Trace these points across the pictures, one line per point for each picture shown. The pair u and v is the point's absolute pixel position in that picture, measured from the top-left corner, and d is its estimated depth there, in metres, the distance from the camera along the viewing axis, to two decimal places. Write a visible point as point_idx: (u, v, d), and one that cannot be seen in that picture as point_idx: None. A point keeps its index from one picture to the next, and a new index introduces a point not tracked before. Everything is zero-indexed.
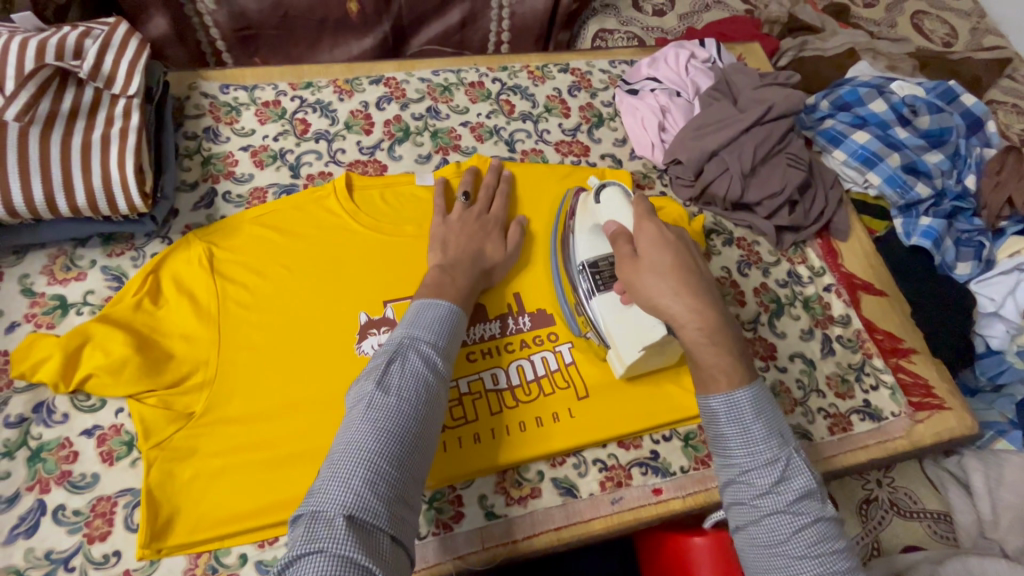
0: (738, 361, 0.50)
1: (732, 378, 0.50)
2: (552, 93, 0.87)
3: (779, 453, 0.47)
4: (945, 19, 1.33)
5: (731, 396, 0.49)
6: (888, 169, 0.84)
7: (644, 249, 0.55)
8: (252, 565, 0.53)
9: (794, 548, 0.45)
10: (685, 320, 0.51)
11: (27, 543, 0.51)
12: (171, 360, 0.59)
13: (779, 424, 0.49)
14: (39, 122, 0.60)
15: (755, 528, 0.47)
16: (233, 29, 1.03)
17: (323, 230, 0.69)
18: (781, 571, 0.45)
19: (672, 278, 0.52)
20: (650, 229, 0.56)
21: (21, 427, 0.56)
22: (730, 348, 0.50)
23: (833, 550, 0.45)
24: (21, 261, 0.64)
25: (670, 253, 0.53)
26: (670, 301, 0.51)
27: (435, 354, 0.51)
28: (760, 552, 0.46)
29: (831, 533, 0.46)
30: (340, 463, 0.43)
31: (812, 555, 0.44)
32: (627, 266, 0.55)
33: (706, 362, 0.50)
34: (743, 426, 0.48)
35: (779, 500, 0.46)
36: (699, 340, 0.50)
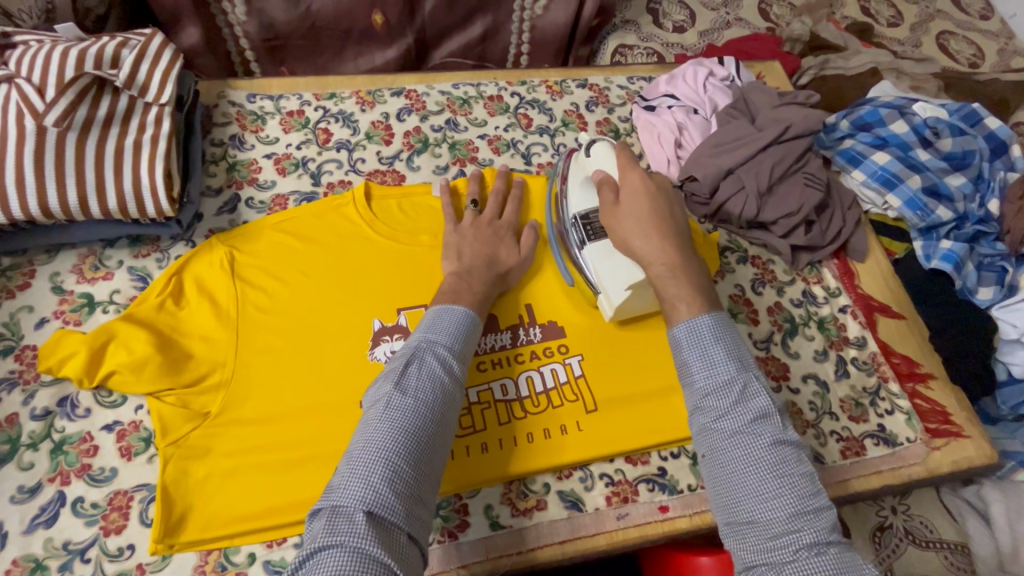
0: (699, 293, 0.55)
1: (691, 308, 0.54)
2: (570, 108, 0.88)
3: (738, 375, 0.49)
4: (972, 39, 1.32)
5: (688, 322, 0.52)
6: (909, 191, 0.83)
7: (625, 196, 0.61)
8: (259, 565, 0.54)
9: (754, 465, 0.45)
10: (652, 258, 0.57)
11: (46, 533, 0.53)
12: (191, 360, 0.60)
13: (741, 350, 0.51)
14: (76, 127, 0.62)
15: (720, 453, 0.47)
16: (262, 40, 1.06)
17: (340, 238, 0.70)
18: (743, 494, 0.45)
19: (646, 222, 0.58)
20: (634, 178, 0.61)
21: (45, 420, 0.58)
22: (691, 282, 0.55)
23: (794, 470, 0.45)
24: (53, 260, 0.67)
25: (646, 198, 0.60)
26: (641, 242, 0.58)
27: (452, 358, 0.52)
28: (724, 474, 0.46)
29: (793, 457, 0.46)
30: (360, 461, 0.44)
31: (774, 476, 0.44)
32: (608, 211, 0.62)
33: (668, 292, 0.55)
34: (704, 350, 0.51)
35: (739, 421, 0.47)
36: (663, 274, 0.56)
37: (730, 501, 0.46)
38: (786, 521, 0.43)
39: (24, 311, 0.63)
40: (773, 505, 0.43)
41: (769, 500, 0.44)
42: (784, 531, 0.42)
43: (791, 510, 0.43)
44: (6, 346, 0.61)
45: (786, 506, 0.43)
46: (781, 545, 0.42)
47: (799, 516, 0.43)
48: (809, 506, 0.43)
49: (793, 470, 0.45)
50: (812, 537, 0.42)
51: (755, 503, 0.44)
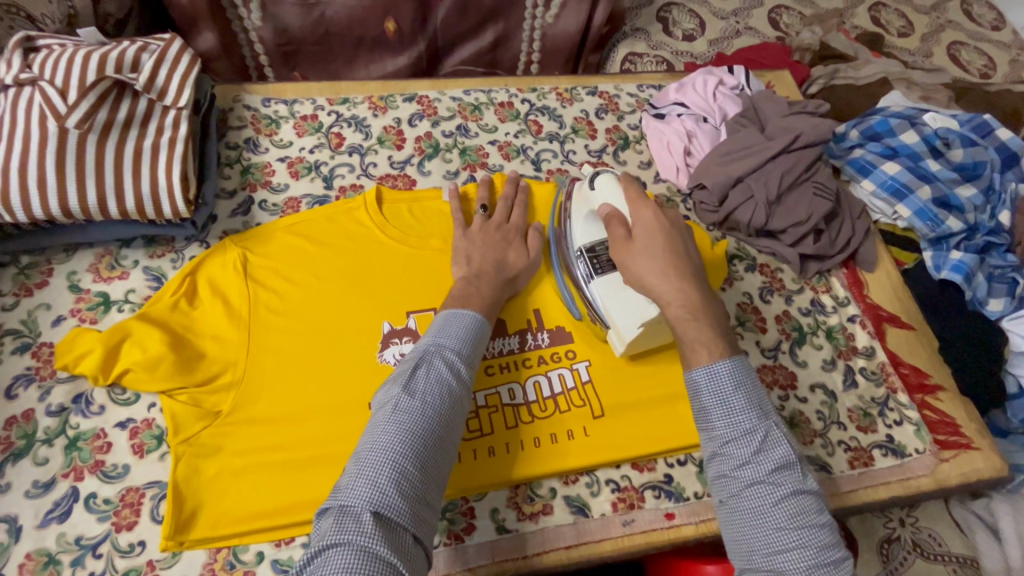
0: (719, 336, 0.54)
1: (712, 352, 0.53)
2: (579, 115, 0.89)
3: (759, 425, 0.49)
4: (983, 50, 1.33)
5: (708, 367, 0.52)
6: (918, 201, 0.83)
7: (638, 234, 0.59)
8: (267, 564, 0.55)
9: (774, 518, 0.46)
10: (670, 298, 0.56)
11: (60, 528, 0.54)
12: (203, 360, 0.61)
13: (760, 397, 0.51)
14: (96, 129, 0.64)
15: (739, 501, 0.48)
16: (277, 45, 1.08)
17: (351, 241, 0.71)
18: (761, 544, 0.46)
19: (662, 263, 0.57)
20: (646, 214, 0.59)
21: (60, 416, 0.58)
22: (711, 324, 0.54)
23: (812, 523, 0.46)
24: (70, 258, 0.68)
25: (661, 236, 0.58)
26: (657, 281, 0.56)
27: (460, 361, 0.53)
28: (742, 523, 0.47)
29: (811, 508, 0.47)
30: (368, 461, 0.44)
31: (793, 527, 0.45)
32: (620, 248, 0.59)
33: (688, 335, 0.54)
34: (724, 398, 0.51)
35: (760, 471, 0.48)
36: (683, 316, 0.55)
37: (747, 548, 0.47)
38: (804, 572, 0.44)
39: (42, 309, 0.64)
40: (793, 558, 0.45)
41: (786, 553, 0.45)
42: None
43: (809, 561, 0.44)
44: (24, 343, 0.62)
45: (805, 559, 0.44)
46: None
47: (817, 568, 0.44)
48: (826, 559, 0.45)
49: (812, 523, 0.46)
50: None
51: (772, 554, 0.45)
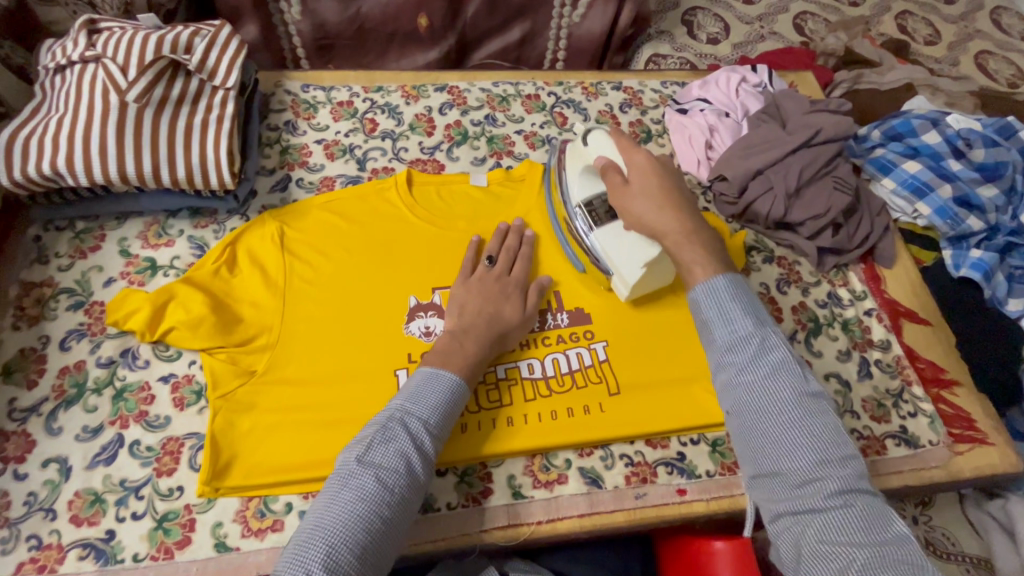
0: (714, 257, 0.57)
1: (707, 270, 0.55)
2: (604, 109, 0.92)
3: (755, 330, 0.51)
4: (1011, 60, 1.32)
5: (707, 283, 0.54)
6: (939, 200, 0.83)
7: (634, 177, 0.63)
8: (296, 514, 0.58)
9: (778, 420, 0.48)
10: (666, 228, 0.59)
11: (106, 470, 0.57)
12: (241, 324, 0.65)
13: (758, 308, 0.53)
14: (153, 104, 0.68)
15: (743, 407, 0.49)
16: (314, 39, 1.13)
17: (382, 219, 0.74)
18: (767, 446, 0.48)
19: (656, 198, 0.60)
20: (639, 158, 0.63)
21: (109, 368, 0.63)
22: (705, 247, 0.57)
23: (819, 421, 0.47)
24: (121, 226, 0.72)
25: (655, 176, 0.62)
26: (655, 217, 0.60)
27: (425, 433, 0.54)
28: (750, 428, 0.49)
29: (817, 409, 0.48)
30: (308, 544, 0.45)
31: (796, 427, 0.47)
32: (619, 192, 0.63)
33: (685, 258, 0.57)
34: (723, 306, 0.53)
35: (759, 372, 0.49)
36: (678, 242, 0.58)
37: (755, 452, 0.48)
38: (811, 470, 0.46)
39: (94, 271, 0.68)
40: (796, 455, 0.46)
41: (792, 452, 0.47)
42: (809, 481, 0.45)
43: (814, 458, 0.46)
44: (78, 301, 0.66)
45: (810, 456, 0.46)
46: (806, 493, 0.45)
47: (825, 463, 0.46)
48: (834, 455, 0.46)
49: (820, 424, 0.47)
50: (838, 484, 0.45)
51: (779, 456, 0.47)
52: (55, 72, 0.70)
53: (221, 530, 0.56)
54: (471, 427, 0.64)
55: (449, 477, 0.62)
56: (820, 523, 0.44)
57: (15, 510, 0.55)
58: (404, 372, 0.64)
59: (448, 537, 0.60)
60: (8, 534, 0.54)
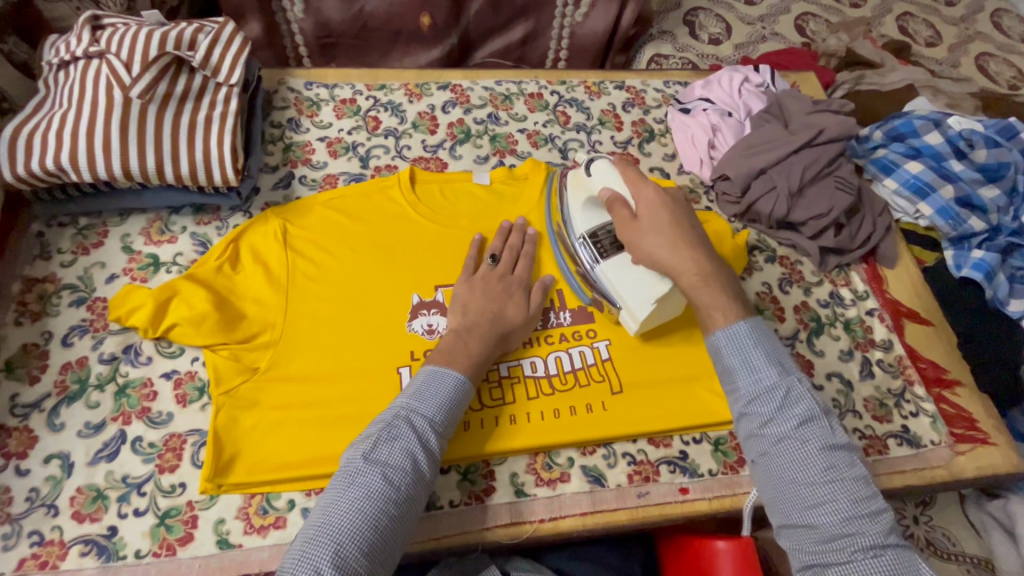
0: (732, 299, 0.57)
1: (727, 315, 0.55)
2: (606, 108, 0.92)
3: (780, 380, 0.51)
4: (1012, 62, 1.33)
5: (728, 329, 0.54)
6: (941, 200, 0.84)
7: (643, 212, 0.62)
8: (298, 511, 0.58)
9: (804, 473, 0.48)
10: (681, 269, 0.58)
11: (108, 466, 0.57)
12: (244, 320, 0.65)
13: (780, 354, 0.53)
14: (156, 100, 0.68)
15: (769, 457, 0.50)
16: (316, 37, 1.13)
17: (385, 217, 0.74)
18: (794, 498, 0.48)
19: (668, 235, 0.60)
20: (648, 193, 0.63)
21: (112, 364, 0.62)
22: (722, 289, 0.57)
23: (847, 476, 0.47)
24: (124, 222, 0.72)
25: (666, 212, 0.61)
26: (668, 255, 0.59)
27: (430, 430, 0.54)
28: (776, 479, 0.49)
29: (845, 463, 0.48)
30: (315, 541, 0.45)
31: (824, 480, 0.47)
32: (630, 228, 0.62)
33: (703, 300, 0.57)
34: (745, 354, 0.53)
35: (786, 426, 0.49)
36: (694, 283, 0.58)
37: (782, 503, 0.49)
38: (840, 525, 0.46)
39: (97, 267, 0.68)
40: (824, 510, 0.46)
41: (820, 506, 0.47)
42: (837, 535, 0.45)
43: (843, 514, 0.46)
44: (80, 297, 0.66)
45: (839, 509, 0.46)
46: (835, 548, 0.45)
47: (853, 519, 0.45)
48: (863, 510, 0.46)
49: (848, 478, 0.47)
50: (868, 541, 0.45)
51: (806, 509, 0.47)
52: (59, 68, 0.70)
53: (223, 527, 0.56)
54: (473, 425, 0.63)
55: (451, 474, 0.62)
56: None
57: (17, 506, 0.55)
58: (406, 369, 0.64)
59: (450, 534, 0.60)
60: (11, 530, 0.54)
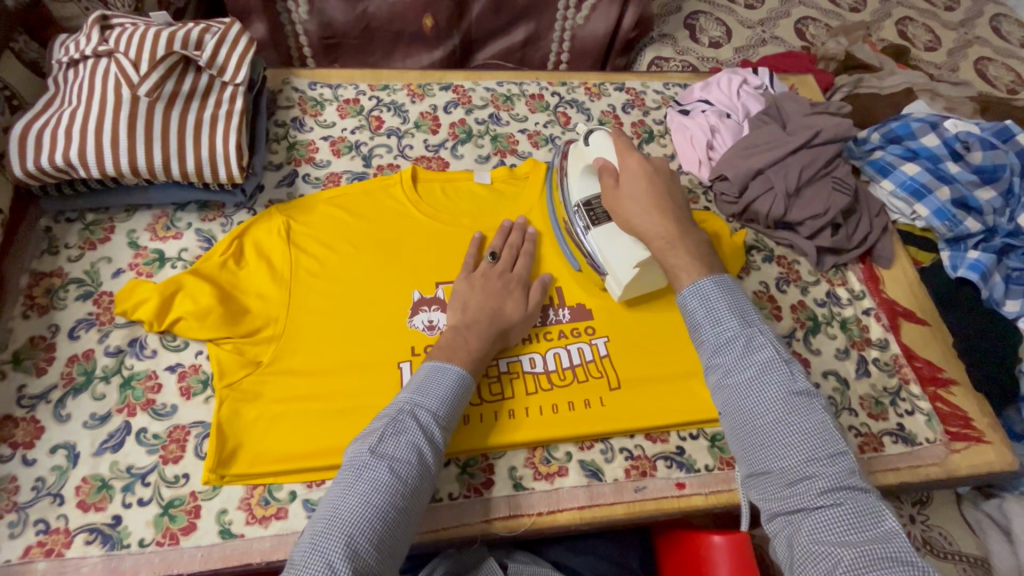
0: (699, 260, 0.57)
1: (691, 274, 0.56)
2: (606, 109, 0.93)
3: (740, 331, 0.51)
4: (1010, 67, 1.34)
5: (693, 286, 0.55)
6: (937, 201, 0.85)
7: (625, 180, 0.63)
8: (300, 502, 0.58)
9: (764, 418, 0.48)
10: (651, 233, 0.60)
11: (113, 457, 0.58)
12: (247, 315, 0.66)
13: (743, 306, 0.53)
14: (164, 98, 0.69)
15: (731, 405, 0.50)
16: (320, 38, 1.14)
17: (387, 215, 0.75)
18: (755, 444, 0.48)
19: (645, 200, 0.61)
20: (632, 161, 0.64)
21: (117, 356, 0.64)
22: (690, 251, 0.57)
23: (808, 421, 0.47)
24: (131, 219, 0.73)
25: (644, 180, 0.62)
26: (641, 221, 0.61)
27: (434, 424, 0.55)
28: (738, 425, 0.49)
29: (805, 406, 0.48)
30: (325, 535, 0.45)
31: (782, 424, 0.47)
32: (610, 194, 0.64)
33: (669, 262, 0.58)
34: (710, 306, 0.53)
35: (745, 374, 0.50)
36: (662, 247, 0.59)
37: (745, 451, 0.49)
38: (800, 468, 0.46)
39: (104, 262, 0.69)
40: (783, 453, 0.47)
41: (780, 451, 0.47)
42: (798, 479, 0.45)
43: (803, 457, 0.46)
44: (87, 291, 0.67)
45: (799, 455, 0.46)
46: (796, 492, 0.45)
47: (813, 461, 0.45)
48: (823, 453, 0.46)
49: (809, 423, 0.47)
50: (827, 483, 0.45)
51: (767, 454, 0.47)
52: (68, 66, 0.71)
53: (226, 517, 0.57)
54: (473, 420, 0.64)
55: (451, 468, 0.63)
56: (810, 520, 0.44)
57: (23, 495, 0.56)
58: (407, 364, 0.65)
59: (449, 527, 0.60)
60: (16, 519, 0.55)
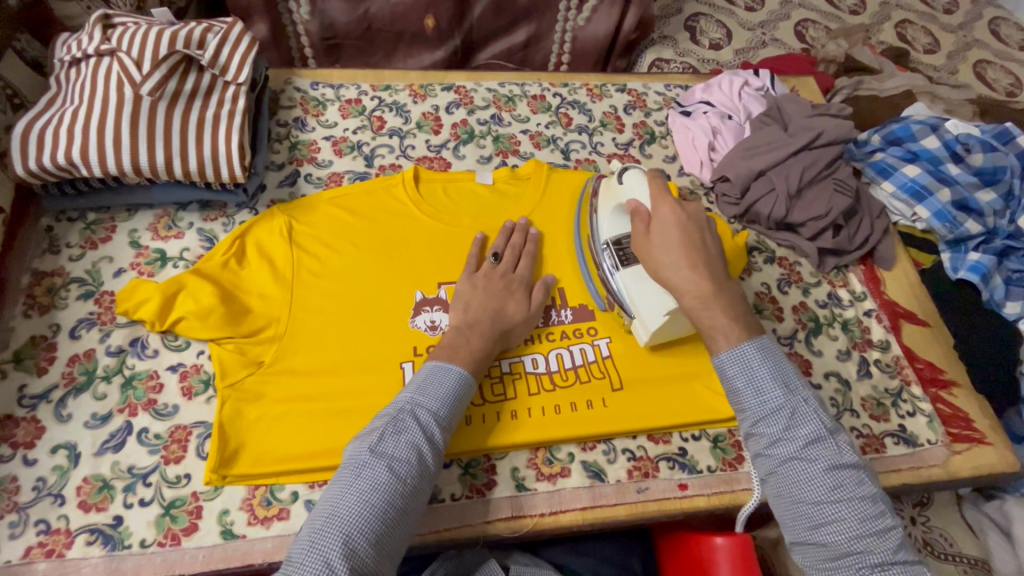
0: (736, 322, 0.56)
1: (729, 338, 0.56)
2: (608, 110, 0.93)
3: (786, 402, 0.52)
4: (1009, 69, 1.34)
5: (732, 351, 0.55)
6: (938, 203, 0.85)
7: (656, 228, 0.62)
8: (302, 503, 0.58)
9: (813, 494, 0.50)
10: (685, 289, 0.58)
11: (114, 457, 0.58)
12: (249, 314, 0.66)
13: (785, 373, 0.54)
14: (166, 97, 0.69)
15: (778, 477, 0.52)
16: (321, 38, 1.14)
17: (389, 215, 0.75)
18: (804, 517, 0.50)
19: (677, 251, 0.59)
20: (665, 210, 0.62)
21: (119, 356, 0.63)
22: (726, 311, 0.57)
23: (854, 494, 0.49)
24: (132, 218, 0.73)
25: (677, 231, 0.60)
26: (672, 274, 0.59)
27: (434, 424, 0.54)
28: (786, 497, 0.51)
29: (852, 480, 0.50)
30: (322, 533, 0.45)
31: (832, 499, 0.49)
32: (641, 242, 0.63)
33: (704, 322, 0.57)
34: (749, 373, 0.54)
35: (793, 447, 0.51)
36: (696, 306, 0.58)
37: (792, 520, 0.51)
38: (848, 542, 0.48)
39: (105, 261, 0.69)
40: (833, 528, 0.49)
41: (830, 525, 0.49)
42: (846, 552, 0.48)
43: (851, 531, 0.48)
44: (88, 291, 0.67)
45: (848, 530, 0.48)
46: (844, 565, 0.48)
47: (861, 537, 0.48)
48: (871, 528, 0.48)
49: (856, 497, 0.49)
50: (876, 557, 0.47)
51: (817, 527, 0.49)
52: (70, 65, 0.71)
53: (227, 518, 0.57)
54: (474, 420, 0.64)
55: (452, 468, 0.63)
56: None
57: (24, 495, 0.55)
58: (409, 365, 0.65)
59: (451, 527, 0.60)
60: (17, 519, 0.54)
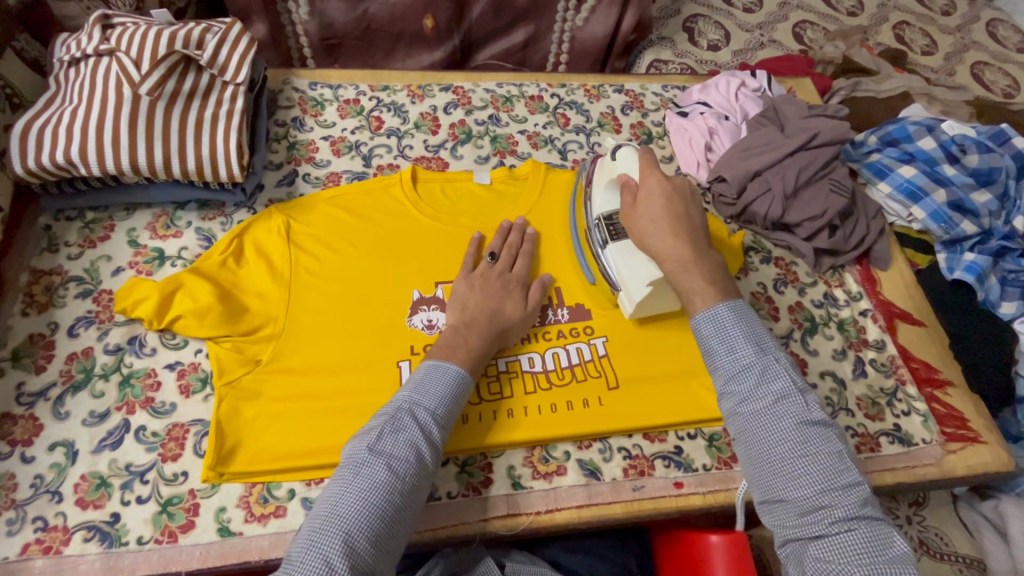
0: (714, 285, 0.57)
1: (705, 299, 0.56)
2: (606, 110, 0.93)
3: (757, 358, 0.52)
4: (1006, 71, 1.35)
5: (707, 312, 0.55)
6: (934, 204, 0.85)
7: (642, 197, 0.63)
8: (298, 501, 0.59)
9: (779, 448, 0.48)
10: (665, 253, 0.59)
11: (112, 454, 0.58)
12: (247, 313, 0.66)
13: (759, 334, 0.54)
14: (164, 97, 0.70)
15: (747, 434, 0.51)
16: (321, 38, 1.14)
17: (387, 215, 0.76)
18: (771, 472, 0.49)
19: (660, 219, 0.60)
20: (652, 180, 0.63)
21: (116, 354, 0.64)
22: (704, 275, 0.57)
23: (823, 450, 0.48)
24: (131, 217, 0.73)
25: (661, 200, 0.61)
26: (654, 241, 0.60)
27: (433, 422, 0.55)
28: (754, 452, 0.50)
29: (821, 437, 0.48)
30: (322, 532, 0.46)
31: (799, 455, 0.48)
32: (626, 211, 0.64)
33: (682, 285, 0.58)
34: (724, 333, 0.54)
35: (762, 403, 0.50)
36: (674, 269, 0.58)
37: (760, 478, 0.50)
38: (814, 497, 0.46)
39: (103, 260, 0.70)
40: (799, 483, 0.47)
41: (796, 480, 0.47)
42: (812, 508, 0.46)
43: (818, 486, 0.46)
44: (86, 289, 0.67)
45: (814, 484, 0.47)
46: (809, 522, 0.46)
47: (828, 491, 0.46)
48: (839, 483, 0.46)
49: (824, 452, 0.47)
50: (843, 513, 0.45)
51: (784, 483, 0.48)
52: (69, 65, 0.71)
53: (224, 515, 0.57)
54: (471, 419, 0.64)
55: (449, 467, 0.63)
56: (824, 547, 0.45)
57: (22, 492, 0.56)
58: (406, 363, 0.65)
59: (447, 525, 0.61)
60: (15, 516, 0.55)
